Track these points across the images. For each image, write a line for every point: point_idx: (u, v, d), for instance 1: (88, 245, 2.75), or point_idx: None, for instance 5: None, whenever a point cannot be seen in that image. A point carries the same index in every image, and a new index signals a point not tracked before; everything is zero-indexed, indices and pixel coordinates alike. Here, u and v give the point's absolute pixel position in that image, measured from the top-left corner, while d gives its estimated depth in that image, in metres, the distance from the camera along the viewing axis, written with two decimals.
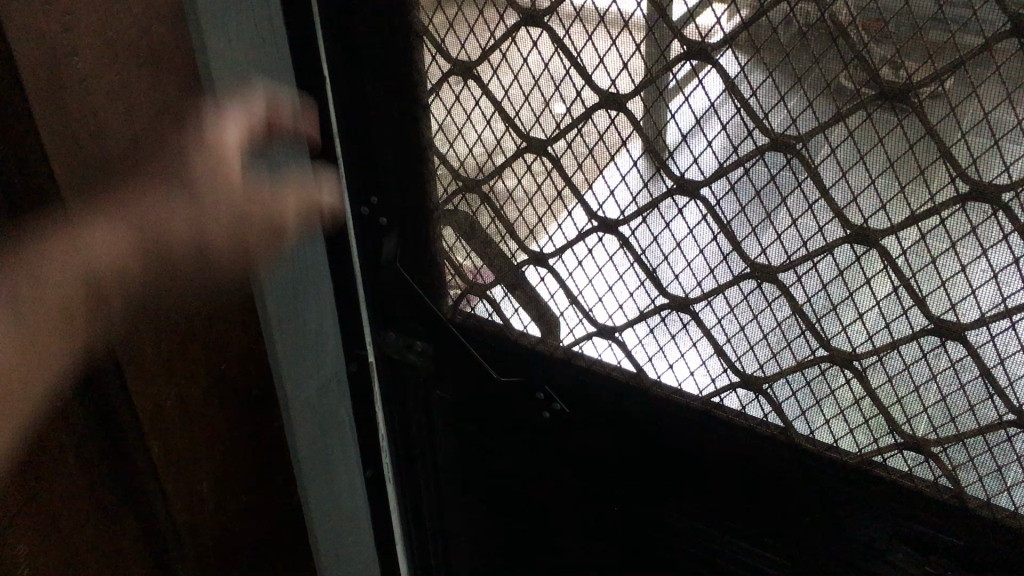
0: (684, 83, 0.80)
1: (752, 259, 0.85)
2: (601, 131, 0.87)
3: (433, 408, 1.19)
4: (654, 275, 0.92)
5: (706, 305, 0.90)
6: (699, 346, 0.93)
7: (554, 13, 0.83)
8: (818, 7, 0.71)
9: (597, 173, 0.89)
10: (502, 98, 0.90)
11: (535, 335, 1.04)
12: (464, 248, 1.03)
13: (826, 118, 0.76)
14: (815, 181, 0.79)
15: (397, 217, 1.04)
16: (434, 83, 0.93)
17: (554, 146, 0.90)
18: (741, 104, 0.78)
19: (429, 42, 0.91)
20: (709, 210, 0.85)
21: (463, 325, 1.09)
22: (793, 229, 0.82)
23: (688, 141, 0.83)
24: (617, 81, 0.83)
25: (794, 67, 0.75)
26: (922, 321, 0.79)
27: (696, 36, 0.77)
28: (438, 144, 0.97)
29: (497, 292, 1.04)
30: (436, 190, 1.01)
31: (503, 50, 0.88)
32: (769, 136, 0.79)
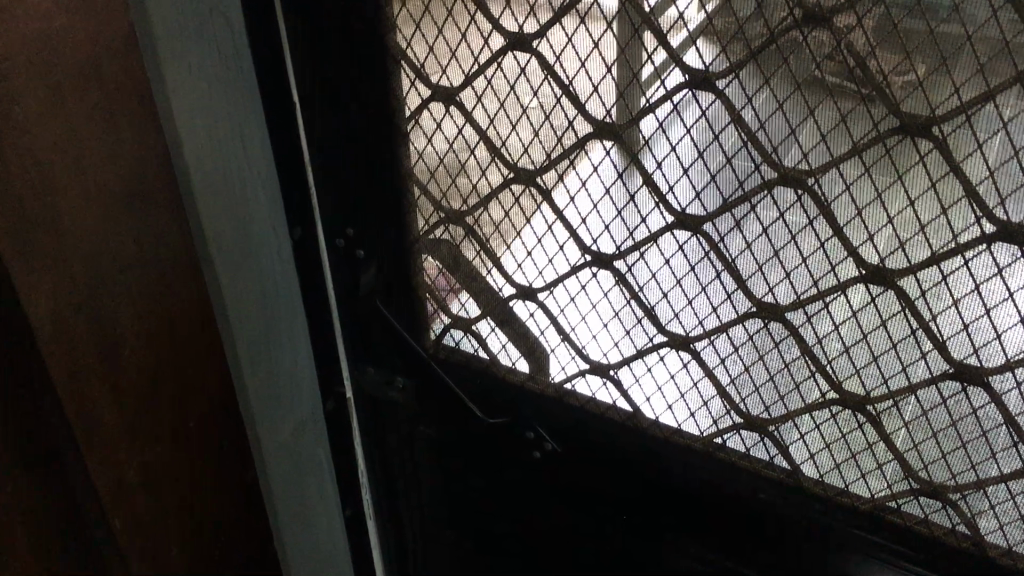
0: (686, 115, 0.74)
1: (759, 298, 0.80)
2: (596, 163, 0.81)
3: (416, 445, 1.12)
4: (653, 312, 0.87)
5: (708, 344, 0.85)
6: (700, 386, 0.88)
7: (543, 39, 0.77)
8: (833, 36, 0.66)
9: (590, 206, 0.84)
10: (488, 126, 0.84)
11: (524, 371, 0.99)
12: (448, 282, 0.97)
13: (840, 152, 0.70)
14: (827, 219, 0.73)
15: (378, 249, 0.98)
16: (413, 110, 0.87)
17: (544, 178, 0.84)
18: (748, 137, 0.73)
19: (408, 66, 0.84)
20: (712, 247, 0.80)
21: (446, 360, 1.03)
22: (803, 268, 0.77)
23: (690, 175, 0.77)
24: (612, 110, 0.77)
25: (806, 99, 0.69)
26: (943, 366, 0.74)
27: (698, 64, 0.72)
28: (418, 174, 0.91)
29: (484, 326, 0.98)
30: (418, 220, 0.94)
31: (489, 76, 0.81)
32: (778, 171, 0.73)
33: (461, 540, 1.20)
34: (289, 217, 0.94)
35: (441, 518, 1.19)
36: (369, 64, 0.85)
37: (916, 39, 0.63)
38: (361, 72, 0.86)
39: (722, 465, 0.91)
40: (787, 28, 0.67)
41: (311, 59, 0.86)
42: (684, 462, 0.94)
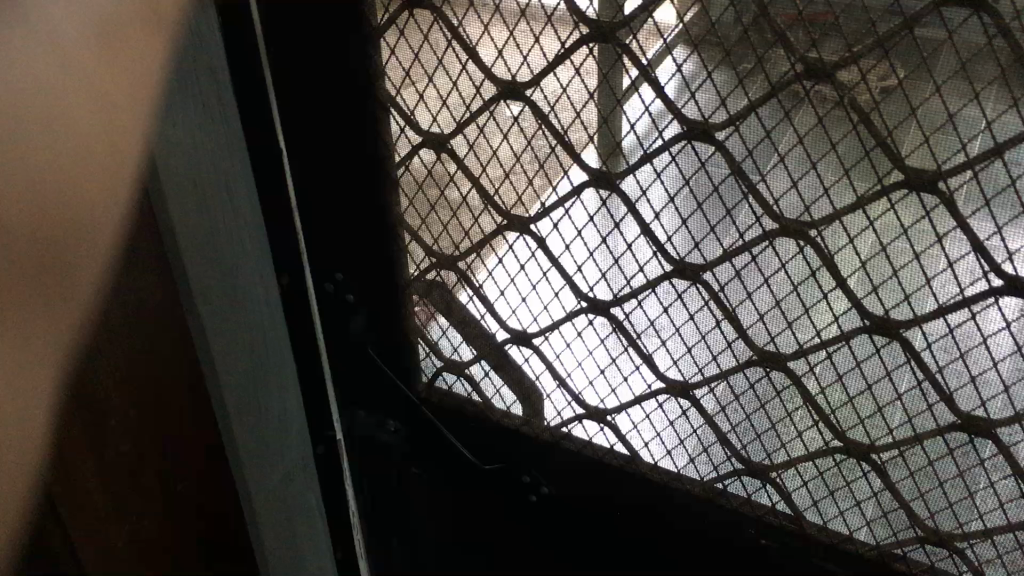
0: (685, 166, 0.73)
1: (760, 346, 0.79)
2: (592, 212, 0.79)
3: (410, 486, 1.10)
4: (650, 359, 0.85)
5: (708, 391, 0.84)
6: (700, 432, 0.87)
7: (536, 88, 0.75)
8: (836, 91, 0.64)
9: (586, 254, 0.82)
10: (480, 174, 0.82)
11: (519, 415, 0.97)
12: (440, 327, 0.95)
13: (844, 204, 0.69)
14: (831, 270, 0.72)
15: (365, 295, 0.96)
16: (403, 156, 0.85)
17: (539, 225, 0.82)
18: (749, 189, 0.71)
19: (397, 114, 0.82)
20: (712, 296, 0.78)
21: (440, 405, 1.01)
22: (805, 318, 0.75)
23: (689, 225, 0.76)
24: (609, 159, 0.75)
25: (809, 152, 0.68)
26: (949, 417, 0.73)
27: (696, 114, 0.70)
28: (409, 219, 0.89)
29: (477, 371, 0.96)
30: (408, 266, 0.92)
31: (481, 123, 0.79)
32: (779, 223, 0.72)
33: None
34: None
35: (433, 561, 1.16)
36: (356, 110, 0.83)
37: (922, 94, 0.62)
38: (347, 119, 0.84)
39: (723, 510, 0.90)
40: (788, 81, 0.65)
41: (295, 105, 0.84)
42: (684, 507, 0.92)
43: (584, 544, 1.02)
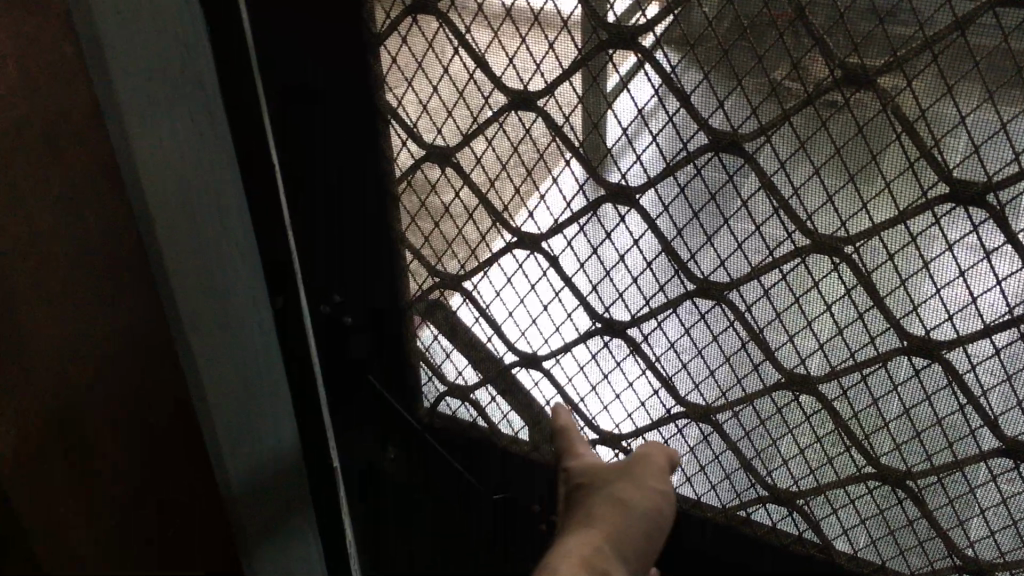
0: (711, 180, 0.68)
1: (789, 369, 0.74)
2: (610, 229, 0.75)
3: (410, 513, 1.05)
4: (670, 382, 0.81)
5: (732, 416, 0.79)
6: (723, 459, 0.82)
7: (550, 98, 0.70)
8: (878, 99, 0.60)
9: (602, 272, 0.77)
10: (488, 189, 0.77)
11: (525, 440, 0.92)
12: (443, 348, 0.90)
13: (884, 219, 0.64)
14: (868, 289, 0.67)
15: (365, 318, 0.91)
16: (404, 172, 0.80)
17: (551, 243, 0.78)
18: (779, 204, 0.67)
19: (398, 126, 0.77)
20: (737, 316, 0.74)
21: (443, 429, 0.96)
22: (838, 339, 0.71)
23: (714, 242, 0.71)
24: (629, 173, 0.71)
25: (846, 164, 0.63)
26: (993, 441, 0.69)
27: (725, 126, 0.65)
28: (411, 238, 0.84)
29: (483, 395, 0.92)
30: (409, 285, 0.87)
31: (489, 136, 0.75)
32: (811, 239, 0.67)
33: None
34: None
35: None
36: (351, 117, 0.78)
37: (972, 101, 0.57)
38: (342, 130, 0.78)
39: (745, 535, 0.86)
40: (826, 89, 0.61)
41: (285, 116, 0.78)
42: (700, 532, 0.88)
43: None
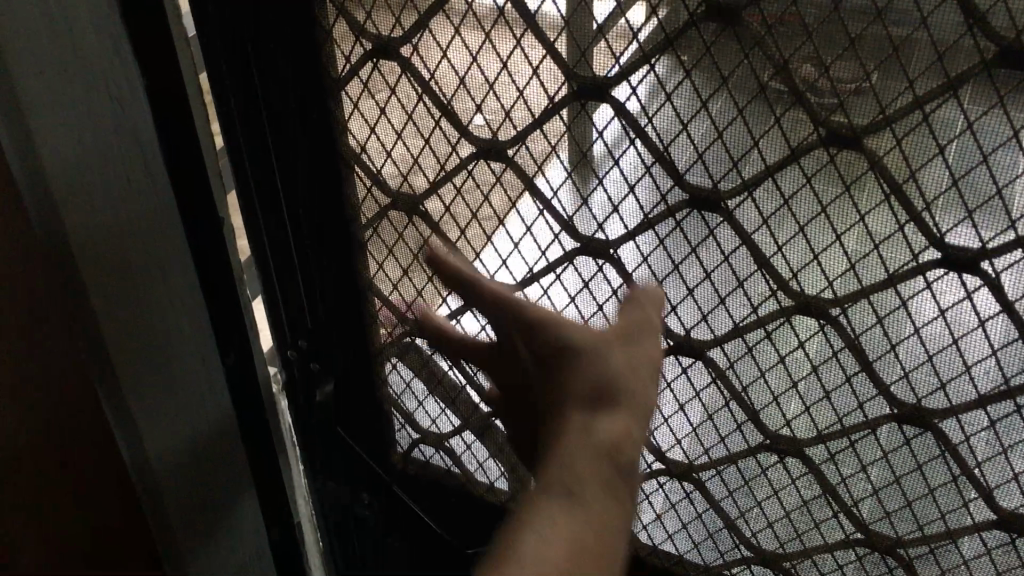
0: (691, 234, 0.64)
1: (773, 431, 0.70)
2: (586, 280, 0.71)
3: (387, 549, 1.04)
4: (651, 438, 0.76)
5: (714, 474, 0.75)
6: (705, 517, 0.79)
7: (521, 147, 0.66)
8: (866, 158, 0.56)
9: (579, 323, 0.73)
10: (459, 238, 0.73)
11: (504, 490, 0.88)
12: (415, 397, 0.86)
13: (873, 283, 0.60)
14: (854, 352, 0.63)
15: (333, 366, 0.88)
16: (370, 218, 0.76)
17: (525, 292, 0.74)
18: (762, 262, 0.63)
19: (363, 171, 0.73)
20: (720, 375, 0.69)
21: (418, 477, 0.93)
22: (826, 403, 0.67)
23: (695, 294, 0.67)
24: (605, 226, 0.67)
25: (833, 223, 0.59)
26: (987, 513, 0.65)
27: (705, 181, 0.61)
28: (381, 285, 0.80)
29: (457, 444, 0.87)
30: (378, 332, 0.83)
31: (457, 184, 0.70)
32: (796, 299, 0.63)
33: None
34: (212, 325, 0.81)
35: None
36: (313, 160, 0.74)
37: (967, 164, 0.53)
38: (311, 174, 0.75)
39: None
40: (812, 146, 0.57)
41: (242, 147, 0.74)
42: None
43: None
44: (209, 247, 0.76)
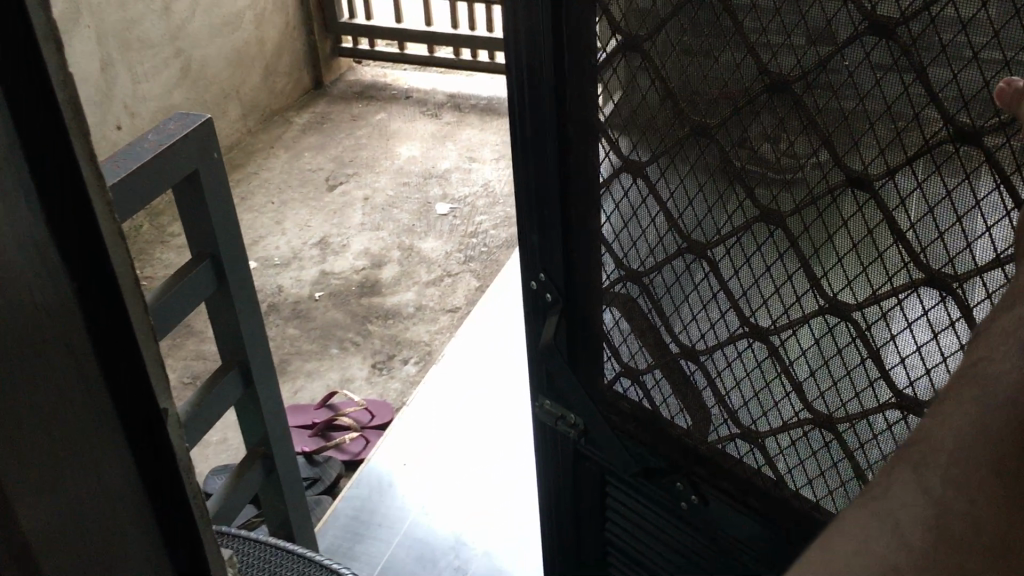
0: (845, 211, 0.80)
1: (900, 390, 0.84)
2: (760, 243, 0.88)
3: (580, 463, 1.21)
4: (800, 388, 0.92)
5: (849, 428, 0.90)
6: (840, 467, 0.92)
7: (722, 127, 0.85)
8: (983, 153, 0.70)
9: (752, 281, 0.90)
10: (669, 200, 0.93)
11: (683, 425, 1.06)
12: (623, 331, 1.07)
13: (986, 261, 0.73)
14: (969, 323, 0.77)
15: (569, 257, 1.07)
16: (606, 177, 0.98)
17: (714, 251, 0.92)
18: (898, 237, 0.77)
19: (606, 139, 0.96)
20: (860, 334, 0.84)
21: (616, 401, 1.13)
22: (942, 367, 0.80)
23: (844, 264, 0.82)
24: (779, 198, 0.84)
25: (954, 206, 0.73)
26: None
27: (858, 164, 0.77)
28: (606, 233, 1.02)
29: (649, 379, 1.07)
30: (602, 274, 1.05)
31: (672, 154, 0.90)
32: (925, 272, 0.77)
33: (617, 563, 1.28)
34: (550, 205, 1.04)
35: (592, 525, 1.27)
36: (586, 93, 0.95)
37: None
38: (585, 100, 0.95)
39: None
40: (942, 141, 0.72)
41: (565, 58, 0.94)
42: (775, 547, 1.01)
43: (710, 553, 1.11)
44: (543, 180, 1.03)
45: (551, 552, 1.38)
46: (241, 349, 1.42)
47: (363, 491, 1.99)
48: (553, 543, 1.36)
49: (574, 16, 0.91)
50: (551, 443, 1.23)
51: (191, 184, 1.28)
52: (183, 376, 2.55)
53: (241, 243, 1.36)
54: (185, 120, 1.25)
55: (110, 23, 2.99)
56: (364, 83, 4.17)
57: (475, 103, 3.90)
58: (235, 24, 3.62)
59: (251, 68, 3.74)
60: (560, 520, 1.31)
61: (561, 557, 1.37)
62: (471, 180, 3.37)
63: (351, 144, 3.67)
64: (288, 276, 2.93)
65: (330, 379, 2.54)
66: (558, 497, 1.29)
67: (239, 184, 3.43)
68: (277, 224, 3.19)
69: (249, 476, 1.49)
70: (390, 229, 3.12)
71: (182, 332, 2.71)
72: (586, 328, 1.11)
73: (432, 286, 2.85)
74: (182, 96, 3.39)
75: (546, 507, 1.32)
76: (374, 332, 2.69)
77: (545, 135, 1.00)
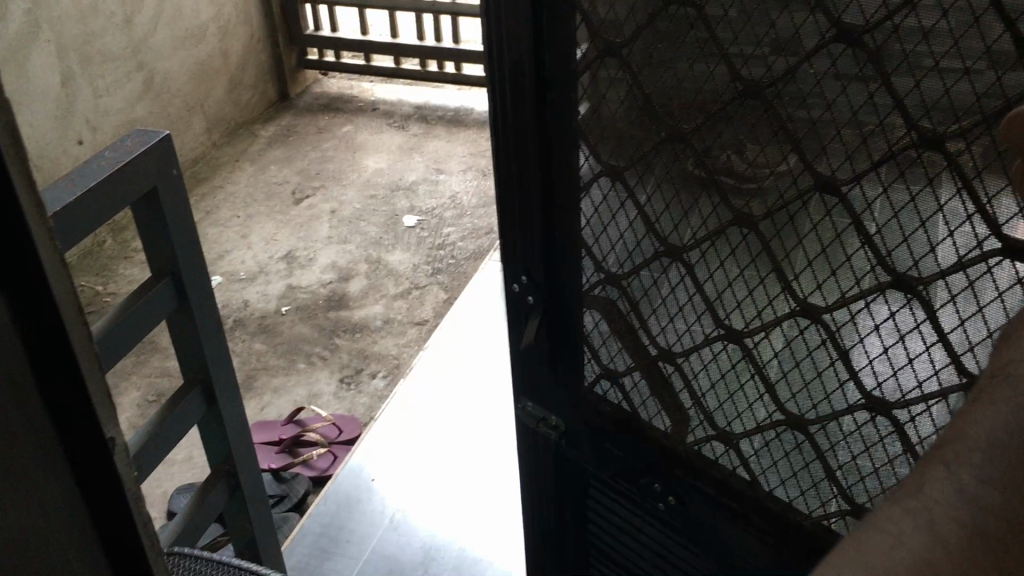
0: (814, 215, 0.82)
1: (869, 391, 0.86)
2: (733, 246, 0.89)
3: (563, 464, 1.23)
4: (773, 389, 0.94)
5: (821, 428, 0.91)
6: (813, 467, 0.94)
7: (696, 132, 0.87)
8: (944, 157, 0.72)
9: (726, 284, 0.92)
10: (646, 203, 0.95)
11: (660, 427, 1.07)
12: (603, 332, 1.09)
13: (949, 264, 0.75)
14: (934, 325, 0.78)
15: (551, 260, 1.09)
16: (586, 182, 1.00)
17: (689, 254, 0.94)
18: (865, 240, 0.79)
19: (586, 144, 0.98)
20: (829, 336, 0.86)
21: (598, 408, 1.13)
22: (909, 367, 0.82)
23: (813, 267, 0.84)
24: (751, 202, 0.86)
25: (918, 210, 0.75)
26: None
27: (825, 168, 0.79)
28: (586, 236, 1.04)
29: (628, 381, 1.08)
30: (582, 277, 1.07)
31: (649, 159, 0.92)
32: (891, 275, 0.79)
33: (600, 562, 1.30)
34: (534, 208, 1.06)
35: (575, 526, 1.29)
36: (567, 99, 0.97)
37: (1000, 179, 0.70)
38: (566, 104, 0.97)
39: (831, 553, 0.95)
40: (905, 146, 0.74)
41: (546, 64, 0.96)
42: (751, 545, 1.03)
43: (688, 553, 1.13)
44: (526, 183, 1.05)
45: (533, 553, 1.39)
46: (203, 370, 1.42)
47: (330, 508, 2.00)
48: (536, 545, 1.37)
49: (553, 23, 0.93)
50: (534, 445, 1.25)
51: (150, 204, 1.28)
52: (147, 394, 2.56)
53: (203, 262, 1.38)
54: (143, 138, 1.26)
55: (73, 39, 2.99)
56: (328, 96, 4.23)
57: (440, 116, 3.96)
58: (199, 37, 3.63)
59: (215, 81, 3.75)
60: (543, 522, 1.33)
61: (544, 557, 1.38)
62: (441, 192, 3.40)
63: (318, 158, 3.70)
64: (255, 290, 2.93)
65: (297, 394, 2.53)
66: (539, 500, 1.30)
67: (205, 199, 3.44)
68: (242, 237, 3.21)
69: (217, 494, 1.48)
70: (357, 242, 3.14)
71: (145, 348, 2.73)
72: (567, 332, 1.12)
73: (400, 299, 2.87)
74: (147, 110, 3.40)
75: (528, 510, 1.33)
76: (342, 345, 2.69)
77: (528, 139, 1.02)
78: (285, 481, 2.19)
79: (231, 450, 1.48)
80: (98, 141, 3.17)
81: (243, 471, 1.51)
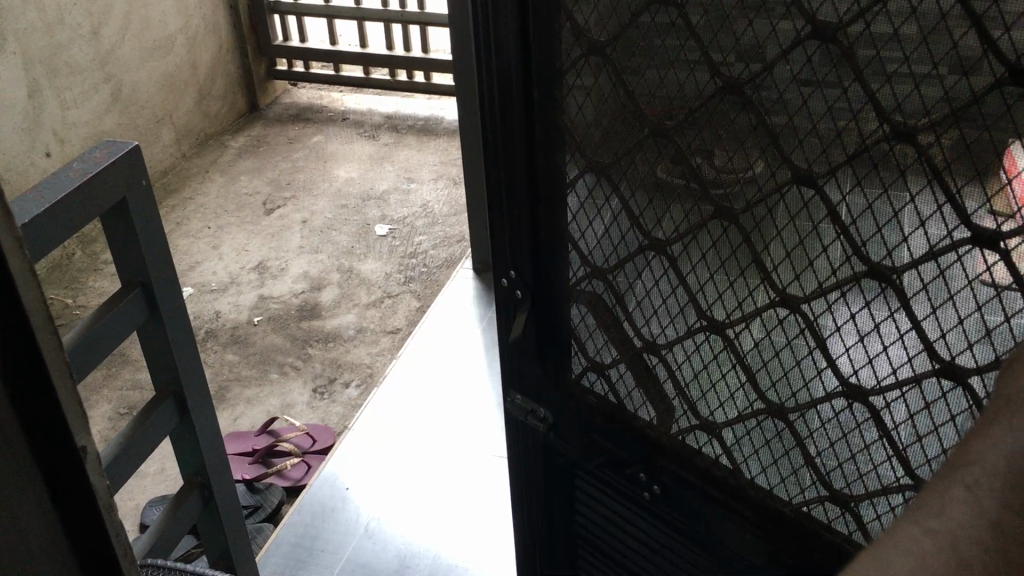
0: (792, 209, 0.84)
1: (846, 379, 0.88)
2: (715, 239, 0.92)
3: (551, 458, 1.26)
4: (754, 379, 0.96)
5: (800, 416, 0.94)
6: (792, 455, 0.97)
7: (677, 129, 0.89)
8: (915, 149, 0.75)
9: (708, 277, 0.95)
10: (630, 198, 0.97)
11: (646, 418, 1.10)
12: (589, 326, 1.11)
13: (920, 254, 0.78)
14: (906, 312, 0.81)
15: (538, 256, 1.11)
16: (571, 179, 1.03)
17: (673, 248, 0.96)
18: (841, 231, 0.82)
19: (572, 141, 1.00)
20: (808, 325, 0.88)
21: (583, 400, 1.16)
22: (884, 355, 0.84)
23: (792, 258, 0.86)
24: (732, 195, 0.88)
25: (891, 202, 0.78)
26: None
27: (802, 161, 0.82)
28: (573, 231, 1.06)
29: (613, 372, 1.11)
30: (569, 272, 1.09)
31: (632, 155, 0.95)
32: (866, 264, 0.81)
33: (589, 555, 1.32)
34: (521, 205, 1.08)
35: (564, 519, 1.31)
36: (554, 98, 0.99)
37: (968, 170, 0.73)
38: (553, 103, 0.99)
39: (811, 536, 0.98)
40: (879, 139, 0.76)
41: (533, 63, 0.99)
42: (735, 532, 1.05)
43: (674, 542, 1.15)
44: (514, 180, 1.07)
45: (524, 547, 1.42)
46: (177, 379, 1.43)
47: (304, 517, 2.01)
48: (527, 538, 1.40)
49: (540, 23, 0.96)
50: (523, 438, 1.27)
51: (121, 214, 1.30)
52: (117, 407, 2.56)
53: (174, 272, 1.39)
54: (113, 148, 1.27)
55: (40, 51, 3.01)
56: (297, 107, 4.25)
57: (411, 125, 3.99)
58: (167, 48, 3.65)
59: (184, 92, 3.77)
60: (533, 516, 1.35)
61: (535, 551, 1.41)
62: (411, 202, 3.42)
63: (291, 168, 3.71)
64: (227, 302, 2.94)
65: (270, 405, 2.53)
66: (529, 494, 1.33)
67: (176, 210, 3.45)
68: (212, 248, 3.22)
69: (190, 504, 1.49)
70: (328, 252, 3.16)
71: (117, 361, 2.74)
72: (555, 326, 1.15)
73: (372, 308, 2.88)
74: (116, 121, 3.41)
75: (519, 503, 1.36)
76: (315, 355, 2.70)
77: (515, 137, 1.04)
78: (259, 491, 2.20)
79: (205, 460, 1.50)
80: (67, 154, 3.18)
81: (216, 481, 1.52)
